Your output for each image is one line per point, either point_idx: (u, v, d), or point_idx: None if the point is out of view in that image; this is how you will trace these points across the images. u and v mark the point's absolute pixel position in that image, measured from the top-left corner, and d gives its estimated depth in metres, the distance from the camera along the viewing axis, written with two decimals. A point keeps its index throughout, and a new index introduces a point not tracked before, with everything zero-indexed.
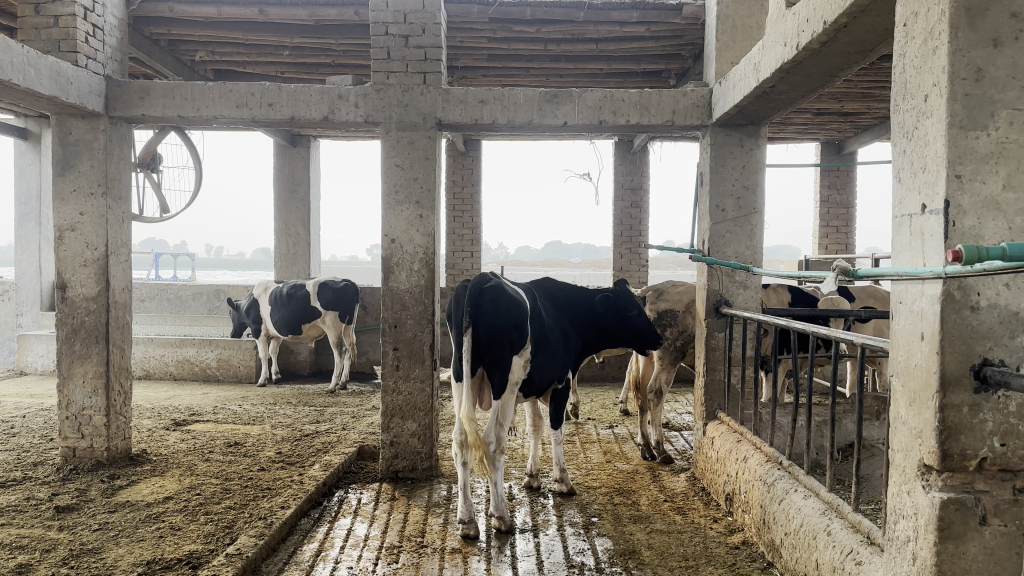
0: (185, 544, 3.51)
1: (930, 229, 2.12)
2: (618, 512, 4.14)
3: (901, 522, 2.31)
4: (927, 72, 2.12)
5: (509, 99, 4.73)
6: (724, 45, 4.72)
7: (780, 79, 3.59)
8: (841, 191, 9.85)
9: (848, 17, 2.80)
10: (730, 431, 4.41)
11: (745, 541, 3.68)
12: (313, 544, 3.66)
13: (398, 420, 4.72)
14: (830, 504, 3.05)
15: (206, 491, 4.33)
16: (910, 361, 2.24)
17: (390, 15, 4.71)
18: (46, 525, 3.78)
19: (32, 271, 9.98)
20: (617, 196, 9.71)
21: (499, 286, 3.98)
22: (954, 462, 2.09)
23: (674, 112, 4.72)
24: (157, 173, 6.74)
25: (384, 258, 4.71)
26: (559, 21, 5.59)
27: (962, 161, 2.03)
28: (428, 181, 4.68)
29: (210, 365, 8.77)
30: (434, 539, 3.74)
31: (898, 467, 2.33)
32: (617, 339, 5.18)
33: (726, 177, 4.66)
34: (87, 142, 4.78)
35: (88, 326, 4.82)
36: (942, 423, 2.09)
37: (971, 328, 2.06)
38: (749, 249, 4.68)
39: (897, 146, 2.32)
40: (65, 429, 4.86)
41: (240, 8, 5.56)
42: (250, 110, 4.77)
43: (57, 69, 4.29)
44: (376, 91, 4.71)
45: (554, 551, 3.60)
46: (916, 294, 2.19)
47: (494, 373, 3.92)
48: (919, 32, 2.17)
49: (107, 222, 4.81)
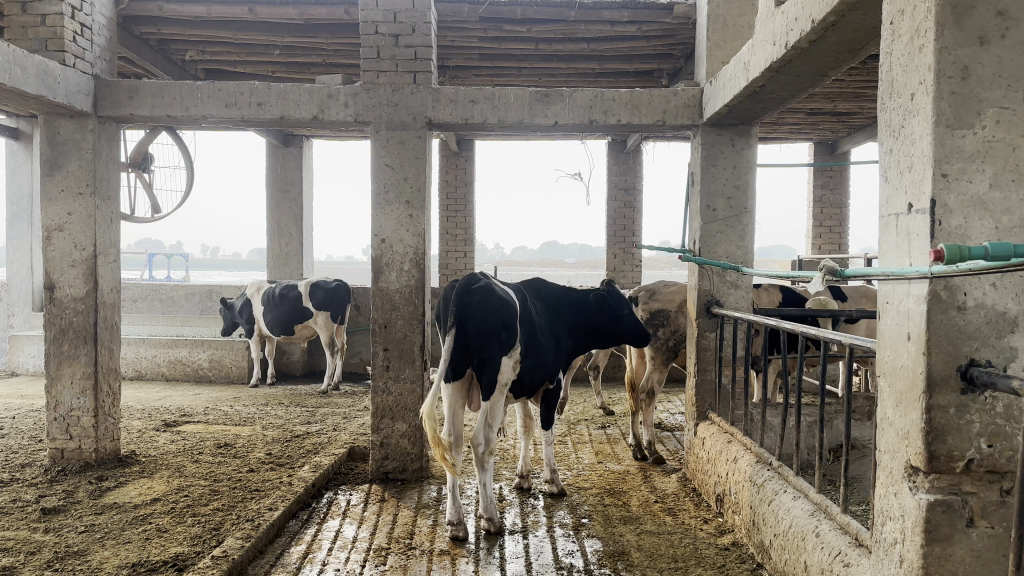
0: (172, 547, 3.48)
1: (916, 229, 2.11)
2: (608, 513, 4.13)
3: (888, 524, 2.30)
4: (914, 70, 2.11)
5: (499, 98, 4.71)
6: (714, 44, 4.71)
7: (769, 79, 3.58)
8: (835, 191, 9.86)
9: (836, 16, 2.78)
10: (721, 432, 4.40)
11: (735, 542, 3.67)
12: (301, 546, 3.64)
13: (388, 421, 4.70)
14: (819, 506, 3.04)
15: (194, 492, 4.29)
16: (897, 361, 2.22)
17: (380, 14, 4.69)
18: (32, 528, 3.74)
19: (24, 271, 9.92)
20: (611, 197, 9.70)
21: (488, 287, 3.95)
22: (941, 463, 2.08)
23: (664, 112, 4.70)
24: (148, 173, 6.69)
25: (374, 258, 4.68)
26: (550, 21, 5.57)
27: (948, 160, 2.01)
28: (418, 181, 4.66)
29: (202, 365, 8.73)
30: (423, 541, 3.71)
31: (885, 468, 2.31)
32: (609, 339, 5.15)
33: (717, 177, 4.64)
34: (75, 142, 4.74)
35: (76, 327, 4.78)
36: (929, 425, 2.07)
37: (957, 329, 2.04)
38: (740, 249, 4.67)
39: (885, 145, 2.30)
40: (53, 430, 4.81)
41: (229, 7, 5.53)
42: (240, 110, 4.74)
43: (44, 68, 4.25)
44: (366, 90, 4.68)
45: (543, 552, 3.57)
46: (903, 294, 2.18)
47: (483, 374, 3.88)
48: (905, 30, 2.15)
49: (95, 222, 4.77)
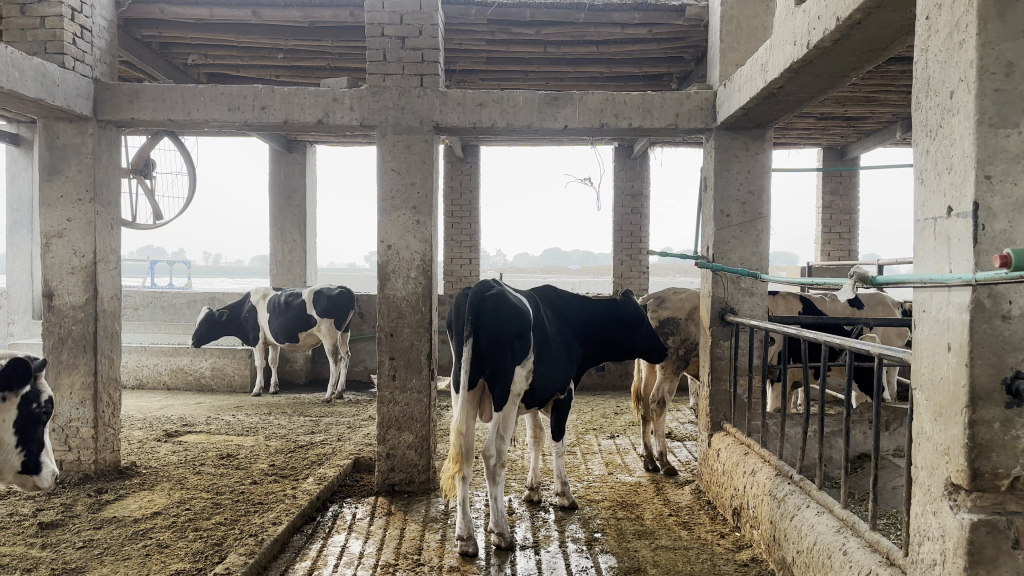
0: (173, 563, 3.37)
1: (957, 233, 2.00)
2: (622, 527, 4.00)
3: (926, 544, 2.17)
4: (953, 67, 2.00)
5: (508, 102, 4.60)
6: (728, 46, 4.62)
7: (788, 80, 3.47)
8: (845, 197, 9.74)
9: (862, 13, 2.68)
10: (736, 443, 4.27)
11: (754, 559, 3.54)
12: (306, 562, 3.52)
13: (394, 432, 4.58)
14: (845, 522, 2.92)
15: (196, 505, 4.19)
16: (936, 373, 2.11)
17: (387, 16, 4.60)
18: (29, 543, 3.62)
19: (24, 279, 9.86)
20: (617, 203, 9.60)
21: (501, 294, 3.83)
22: (985, 481, 1.97)
23: (677, 115, 4.59)
24: (150, 180, 6.61)
25: (380, 264, 4.57)
26: (559, 23, 5.49)
27: (992, 161, 1.91)
28: (425, 186, 4.56)
29: (204, 374, 8.63)
30: (432, 557, 3.60)
31: (922, 485, 2.19)
32: (623, 351, 5.04)
33: (731, 181, 4.54)
34: (74, 146, 4.64)
35: (75, 336, 4.67)
36: (973, 441, 1.96)
37: (1003, 339, 1.93)
38: (755, 255, 4.56)
39: (920, 146, 2.19)
40: (52, 441, 4.70)
41: (233, 9, 5.47)
42: (243, 114, 4.64)
43: (42, 71, 4.15)
44: (372, 94, 4.59)
45: (556, 569, 3.45)
46: (941, 303, 2.07)
47: (495, 385, 3.78)
48: (944, 24, 2.05)
49: (95, 229, 4.68)
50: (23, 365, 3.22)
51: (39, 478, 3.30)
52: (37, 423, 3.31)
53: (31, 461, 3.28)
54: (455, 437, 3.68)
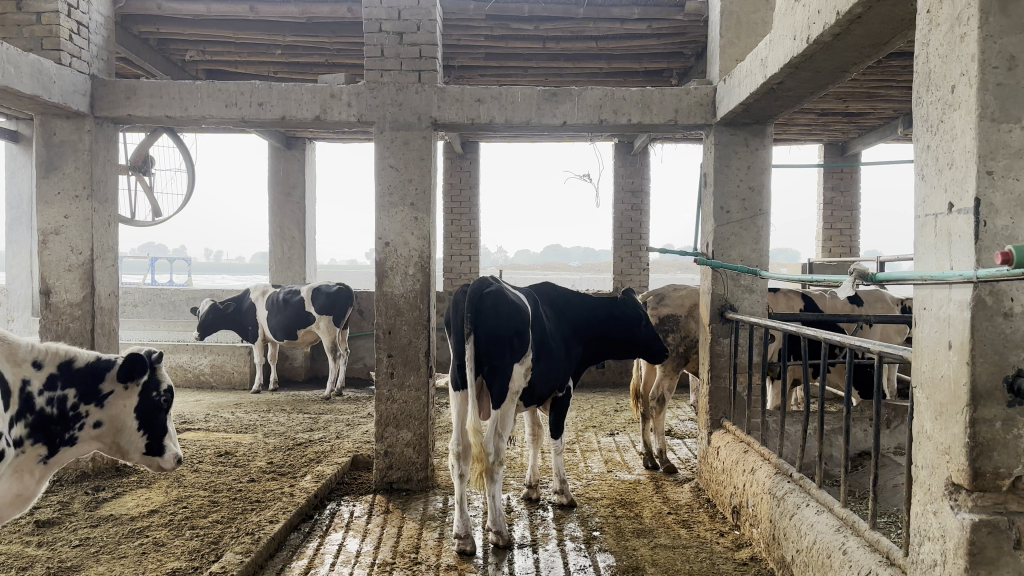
0: (169, 562, 3.35)
1: (958, 230, 1.97)
2: (620, 526, 3.98)
3: (926, 545, 2.15)
4: (954, 61, 1.97)
5: (506, 97, 4.57)
6: (728, 41, 4.58)
7: (788, 75, 3.44)
8: (846, 194, 9.72)
9: (862, 8, 2.65)
10: (736, 441, 4.25)
11: (754, 558, 3.52)
12: (302, 561, 3.50)
13: (393, 429, 4.57)
14: (845, 521, 2.90)
15: (193, 503, 4.17)
16: (937, 371, 2.08)
17: (384, 11, 4.56)
18: (25, 542, 3.60)
19: (24, 276, 9.86)
20: (617, 199, 9.57)
21: (500, 290, 3.80)
22: (986, 481, 1.94)
23: (676, 111, 4.56)
24: (149, 177, 6.59)
25: (378, 261, 4.55)
26: (558, 18, 5.46)
27: (993, 156, 1.88)
28: (423, 182, 4.54)
29: (203, 371, 8.63)
30: (429, 555, 3.58)
31: (922, 485, 2.17)
32: (623, 349, 5.02)
33: (731, 177, 4.51)
34: (71, 143, 4.62)
35: (72, 333, 4.65)
36: (974, 440, 1.94)
37: (1004, 337, 1.90)
38: (754, 252, 4.53)
39: (921, 141, 2.16)
40: None
41: (230, 5, 5.44)
42: (240, 110, 4.61)
43: (39, 67, 4.13)
44: (370, 90, 4.56)
45: (554, 568, 3.43)
46: (942, 300, 2.05)
47: (494, 383, 3.76)
48: (945, 18, 2.02)
49: (93, 226, 4.65)
50: (141, 356, 2.86)
51: (163, 460, 2.94)
52: (157, 412, 2.93)
53: (154, 442, 2.93)
54: (474, 435, 3.59)
